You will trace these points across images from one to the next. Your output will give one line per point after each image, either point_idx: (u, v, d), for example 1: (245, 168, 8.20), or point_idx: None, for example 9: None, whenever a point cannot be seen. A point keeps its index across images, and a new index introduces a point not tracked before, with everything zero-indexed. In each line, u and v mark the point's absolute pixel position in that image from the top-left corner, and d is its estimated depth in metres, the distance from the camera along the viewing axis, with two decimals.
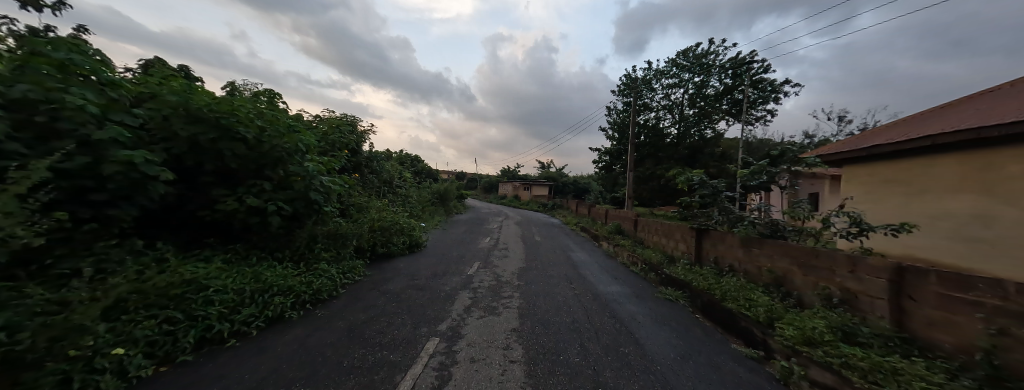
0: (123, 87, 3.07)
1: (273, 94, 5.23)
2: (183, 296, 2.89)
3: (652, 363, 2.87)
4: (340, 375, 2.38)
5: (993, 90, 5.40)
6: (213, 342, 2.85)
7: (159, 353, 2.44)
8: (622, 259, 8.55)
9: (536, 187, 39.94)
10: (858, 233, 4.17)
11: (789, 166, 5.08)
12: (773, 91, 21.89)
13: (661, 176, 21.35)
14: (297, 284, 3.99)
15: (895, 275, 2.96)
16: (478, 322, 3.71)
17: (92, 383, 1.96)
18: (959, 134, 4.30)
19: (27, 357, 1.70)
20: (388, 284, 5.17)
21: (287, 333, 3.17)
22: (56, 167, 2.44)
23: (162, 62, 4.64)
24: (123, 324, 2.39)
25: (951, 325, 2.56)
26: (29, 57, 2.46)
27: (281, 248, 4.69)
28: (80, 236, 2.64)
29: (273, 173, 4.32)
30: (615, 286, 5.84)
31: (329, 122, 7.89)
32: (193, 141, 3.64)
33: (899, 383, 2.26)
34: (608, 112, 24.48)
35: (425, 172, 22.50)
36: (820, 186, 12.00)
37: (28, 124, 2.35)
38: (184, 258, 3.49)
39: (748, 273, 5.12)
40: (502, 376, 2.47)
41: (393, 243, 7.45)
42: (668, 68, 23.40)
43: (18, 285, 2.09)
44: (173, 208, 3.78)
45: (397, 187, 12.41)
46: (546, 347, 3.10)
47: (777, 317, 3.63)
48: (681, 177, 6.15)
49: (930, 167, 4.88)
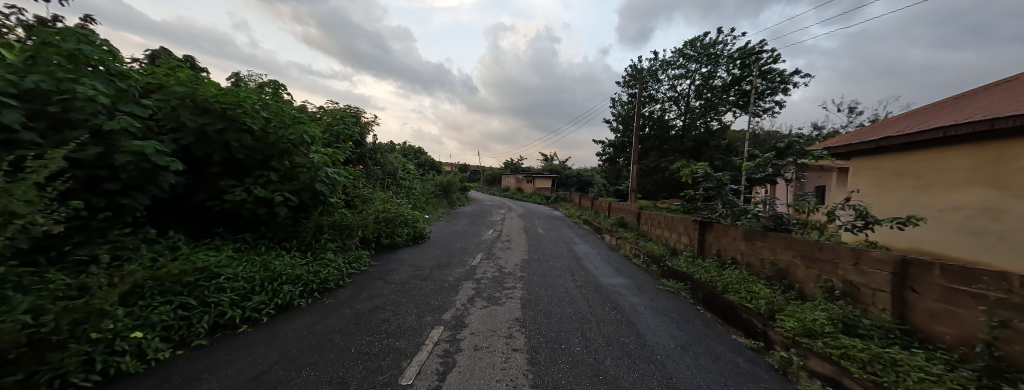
0: (131, 78, 3.12)
1: (278, 84, 5.25)
2: (196, 283, 2.97)
3: (652, 352, 2.94)
4: (350, 360, 2.47)
5: (1011, 80, 5.28)
6: (225, 328, 2.93)
7: (175, 337, 2.53)
8: (625, 251, 8.61)
9: (538, 179, 39.78)
10: (863, 226, 4.10)
11: (796, 159, 5.03)
12: (784, 82, 21.55)
13: (667, 169, 21.15)
14: (306, 273, 4.06)
15: (898, 267, 2.98)
16: (481, 312, 3.78)
17: (114, 364, 2.04)
18: (971, 125, 4.24)
19: (51, 339, 1.80)
20: (393, 274, 5.26)
21: (296, 320, 3.24)
22: (70, 157, 2.52)
23: (168, 53, 4.68)
24: (140, 309, 2.48)
25: (951, 317, 2.60)
26: (39, 47, 2.51)
27: (289, 237, 4.77)
28: (95, 225, 2.73)
29: (279, 165, 4.37)
30: (617, 278, 5.90)
31: (333, 114, 7.93)
32: (201, 132, 3.69)
33: (897, 373, 2.30)
34: (613, 104, 24.27)
35: (428, 163, 22.41)
36: (827, 180, 11.98)
37: (41, 114, 2.42)
38: (195, 247, 3.56)
39: (750, 265, 5.14)
40: (504, 363, 2.54)
41: (397, 234, 7.52)
42: (674, 59, 23.12)
43: (38, 271, 2.16)
44: (183, 198, 3.86)
45: (402, 179, 12.51)
46: (547, 336, 3.17)
47: (778, 309, 3.66)
48: (685, 170, 6.11)
49: (941, 160, 4.82)
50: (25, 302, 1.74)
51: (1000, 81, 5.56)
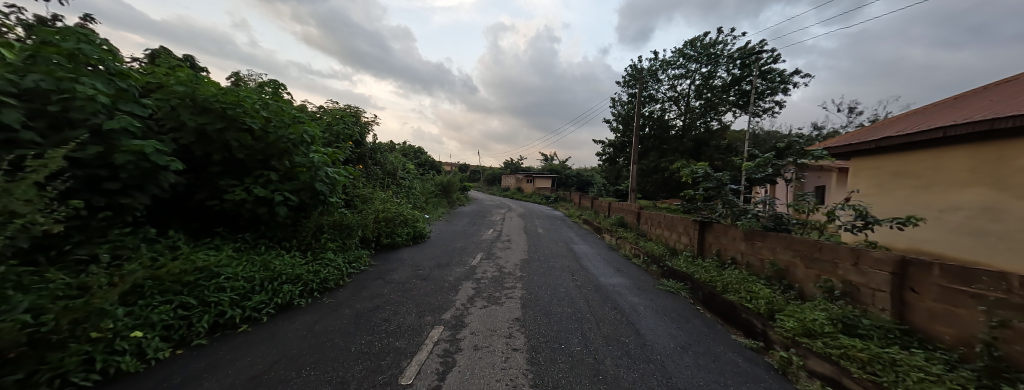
0: (131, 77, 3.13)
1: (278, 84, 5.25)
2: (196, 283, 2.97)
3: (652, 352, 2.94)
4: (351, 360, 2.47)
5: (1012, 80, 5.28)
6: (225, 327, 2.93)
7: (175, 337, 2.53)
8: (625, 251, 8.61)
9: (538, 179, 39.77)
10: (863, 227, 4.10)
11: (796, 159, 5.03)
12: (784, 82, 21.54)
13: (667, 169, 21.15)
14: (306, 273, 4.06)
15: (898, 268, 2.98)
16: (481, 312, 3.78)
17: (114, 363, 2.05)
18: (971, 125, 4.24)
19: (51, 338, 1.80)
20: (394, 274, 5.25)
21: (296, 320, 3.24)
22: (70, 156, 2.52)
23: (168, 52, 4.68)
24: (140, 308, 2.48)
25: (951, 317, 2.60)
26: (39, 47, 2.51)
27: (289, 237, 4.77)
28: (95, 224, 2.73)
29: (279, 165, 4.37)
30: (617, 278, 5.90)
31: (333, 114, 7.93)
32: (202, 132, 3.69)
33: (897, 373, 2.30)
34: (613, 104, 24.27)
35: (427, 163, 22.39)
36: (827, 180, 11.97)
37: (40, 113, 2.42)
38: (195, 246, 3.56)
39: (750, 265, 5.14)
40: (504, 363, 2.54)
41: (397, 234, 7.52)
42: (674, 59, 23.12)
43: (38, 270, 2.16)
44: (182, 198, 3.86)
45: (402, 179, 12.51)
46: (547, 335, 3.17)
47: (777, 309, 3.66)
48: (685, 170, 6.12)
49: (941, 160, 4.82)
50: (25, 301, 1.74)
51: (1000, 81, 5.57)
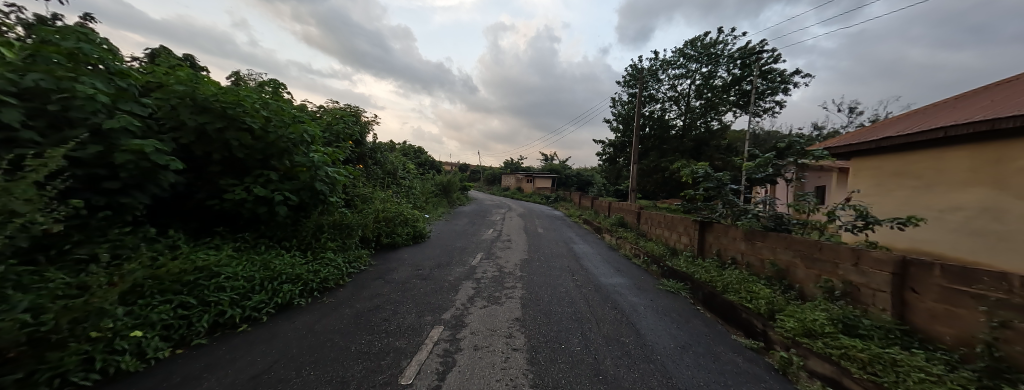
0: (131, 76, 3.13)
1: (278, 83, 5.25)
2: (196, 282, 2.97)
3: (652, 352, 2.94)
4: (351, 359, 2.47)
5: (1012, 80, 5.28)
6: (225, 327, 2.92)
7: (175, 336, 2.53)
8: (625, 251, 8.61)
9: (538, 179, 39.78)
10: (863, 227, 4.09)
11: (796, 159, 5.02)
12: (784, 82, 21.52)
13: (666, 169, 21.14)
14: (305, 273, 4.06)
15: (898, 268, 2.98)
16: (481, 312, 3.77)
17: (114, 363, 2.04)
18: (972, 125, 4.24)
19: (51, 338, 1.80)
20: (393, 274, 5.25)
21: (296, 320, 3.24)
22: (70, 156, 2.51)
23: (168, 52, 4.68)
24: (139, 308, 2.48)
25: (951, 317, 2.60)
26: (39, 46, 2.51)
27: (289, 237, 4.77)
28: (95, 223, 2.72)
29: (279, 164, 4.36)
30: (617, 278, 5.89)
31: (333, 114, 7.94)
32: (202, 131, 3.69)
33: (897, 374, 2.30)
34: (613, 104, 24.26)
35: (427, 163, 22.38)
36: (828, 180, 11.95)
37: (40, 113, 2.41)
38: (195, 246, 3.56)
39: (750, 265, 5.14)
40: (505, 363, 2.54)
41: (397, 234, 7.52)
42: (675, 59, 23.11)
43: (37, 270, 2.16)
44: (183, 197, 3.85)
45: (402, 178, 12.52)
46: (547, 336, 3.17)
47: (778, 309, 3.66)
48: (686, 169, 6.12)
49: (941, 160, 4.82)
50: (24, 301, 1.73)
51: (1000, 81, 5.57)
